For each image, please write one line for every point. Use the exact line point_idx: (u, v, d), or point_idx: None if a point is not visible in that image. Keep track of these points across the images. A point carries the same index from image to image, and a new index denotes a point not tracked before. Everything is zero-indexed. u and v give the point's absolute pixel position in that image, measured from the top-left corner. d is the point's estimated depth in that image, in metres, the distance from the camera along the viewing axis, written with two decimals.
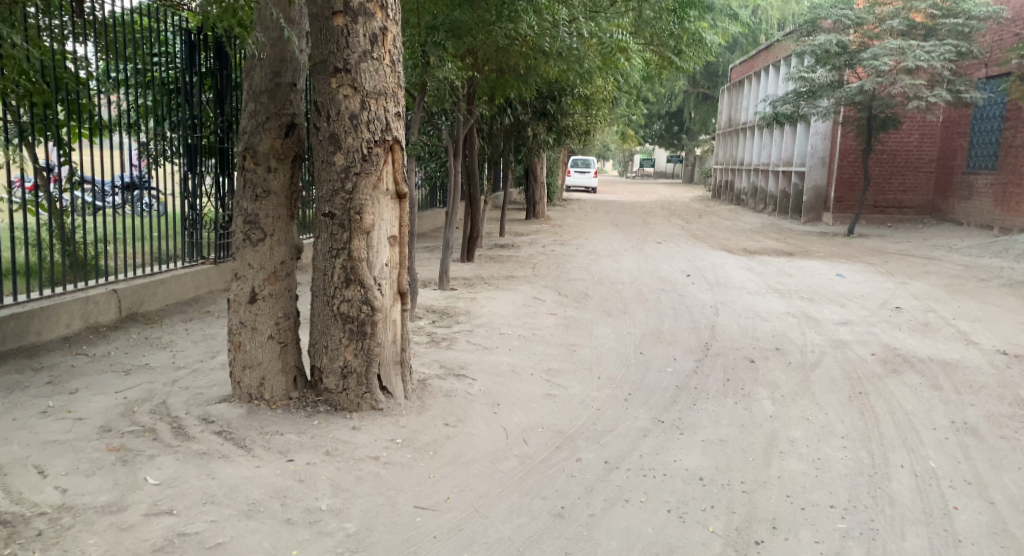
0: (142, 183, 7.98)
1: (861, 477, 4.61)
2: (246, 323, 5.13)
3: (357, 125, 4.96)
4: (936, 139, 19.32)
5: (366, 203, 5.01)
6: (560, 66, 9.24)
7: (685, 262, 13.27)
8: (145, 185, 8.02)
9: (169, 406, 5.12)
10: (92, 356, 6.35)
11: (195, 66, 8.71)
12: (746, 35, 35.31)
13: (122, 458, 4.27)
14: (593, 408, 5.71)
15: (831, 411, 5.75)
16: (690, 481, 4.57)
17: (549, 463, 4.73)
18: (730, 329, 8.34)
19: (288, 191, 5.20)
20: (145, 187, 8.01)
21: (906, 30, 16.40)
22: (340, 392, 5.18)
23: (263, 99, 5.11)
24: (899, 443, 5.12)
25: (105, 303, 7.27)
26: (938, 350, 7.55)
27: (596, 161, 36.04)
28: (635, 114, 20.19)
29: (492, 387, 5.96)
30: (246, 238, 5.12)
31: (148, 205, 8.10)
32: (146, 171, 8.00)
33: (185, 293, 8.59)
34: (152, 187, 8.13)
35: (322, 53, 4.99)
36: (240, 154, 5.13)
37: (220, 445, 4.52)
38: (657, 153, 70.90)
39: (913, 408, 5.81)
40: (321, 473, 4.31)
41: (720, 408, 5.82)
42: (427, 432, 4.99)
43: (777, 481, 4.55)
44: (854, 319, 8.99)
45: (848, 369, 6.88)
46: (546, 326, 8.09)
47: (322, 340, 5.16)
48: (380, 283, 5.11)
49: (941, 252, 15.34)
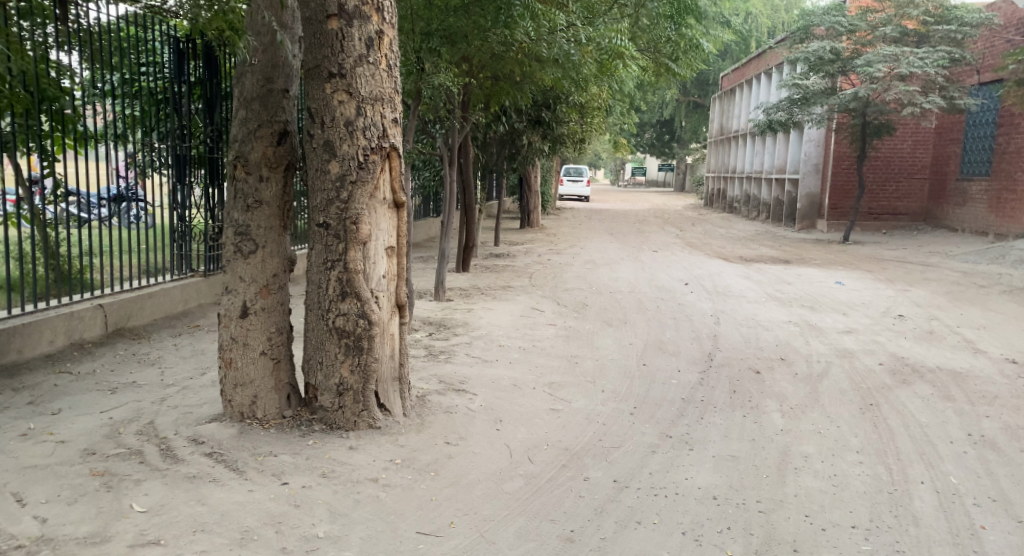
0: (128, 194, 7.76)
1: (882, 495, 4.42)
2: (237, 339, 4.92)
3: (352, 132, 4.77)
4: (929, 146, 19.25)
5: (362, 212, 4.81)
6: (556, 73, 9.13)
7: (683, 271, 13.10)
8: (132, 197, 7.83)
9: (157, 426, 4.90)
10: (77, 375, 6.11)
11: (184, 75, 8.52)
12: (739, 43, 35.27)
13: (106, 484, 4.04)
14: (599, 424, 5.51)
15: (843, 424, 5.57)
16: (703, 500, 4.37)
17: (556, 483, 4.53)
18: (733, 339, 8.16)
19: (281, 200, 5.01)
20: (131, 198, 7.79)
21: (899, 38, 16.25)
22: (336, 410, 4.97)
23: (255, 106, 4.93)
24: (917, 458, 4.94)
25: (91, 319, 7.03)
26: (946, 359, 7.39)
27: (587, 169, 35.80)
28: (628, 123, 20.08)
29: (494, 402, 5.76)
30: (237, 250, 4.92)
31: (135, 217, 7.91)
32: (134, 182, 7.82)
33: (175, 307, 8.36)
34: (139, 199, 7.94)
35: (315, 58, 4.80)
36: (230, 163, 4.95)
37: (211, 468, 4.30)
38: (648, 163, 71.03)
39: (928, 420, 5.63)
40: (317, 496, 4.10)
41: (729, 421, 5.64)
42: (428, 451, 4.78)
43: (794, 499, 4.37)
44: (858, 328, 8.82)
45: (857, 380, 6.70)
46: (545, 338, 7.89)
47: (317, 356, 4.95)
48: (377, 296, 4.91)
49: (938, 258, 15.22)
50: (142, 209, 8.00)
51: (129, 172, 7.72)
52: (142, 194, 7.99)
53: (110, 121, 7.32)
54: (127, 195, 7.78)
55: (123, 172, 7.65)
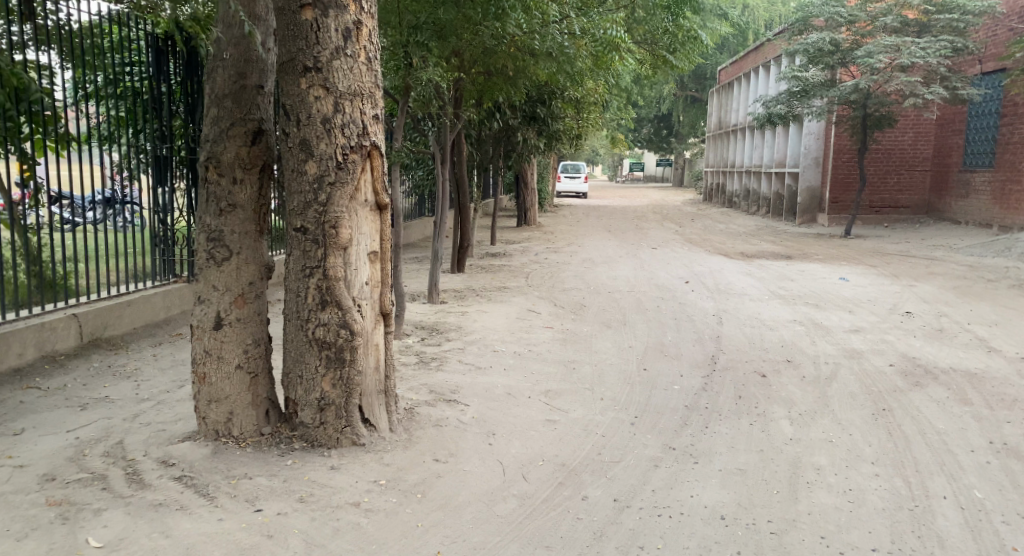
0: (120, 198, 7.68)
1: (902, 512, 4.13)
2: (211, 352, 4.60)
3: (330, 130, 4.46)
4: (931, 137, 18.93)
5: (343, 215, 4.50)
6: (551, 68, 8.74)
7: (683, 268, 12.79)
8: (124, 200, 7.72)
9: (125, 447, 4.63)
10: (45, 390, 5.80)
11: (163, 74, 8.19)
12: (735, 35, 34.95)
13: (62, 515, 3.76)
14: (599, 435, 5.21)
15: (856, 432, 5.26)
16: (710, 520, 4.07)
17: (552, 504, 4.24)
18: (737, 340, 7.86)
19: (256, 203, 4.70)
20: (123, 201, 7.71)
21: (900, 28, 15.87)
22: (317, 426, 4.66)
23: (227, 103, 4.62)
24: (937, 469, 4.64)
25: (64, 329, 6.70)
26: (959, 359, 7.08)
27: (585, 165, 35.42)
28: (625, 119, 19.74)
29: (487, 413, 5.45)
30: (210, 257, 4.60)
31: (127, 220, 7.79)
32: (125, 184, 7.70)
33: (157, 314, 8.01)
34: (128, 201, 7.81)
35: (288, 51, 4.48)
36: (202, 165, 4.63)
37: (179, 494, 4.02)
38: (647, 158, 70.80)
39: (945, 427, 5.33)
40: (292, 525, 3.82)
41: (735, 430, 5.33)
42: (415, 470, 4.48)
43: (807, 518, 4.07)
44: (866, 327, 8.50)
45: (867, 382, 6.40)
46: (542, 342, 7.57)
47: (296, 370, 4.63)
48: (360, 304, 4.60)
49: (943, 252, 14.90)
50: (136, 212, 7.91)
51: (117, 175, 7.58)
52: (135, 196, 7.89)
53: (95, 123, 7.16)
54: (117, 199, 7.62)
55: (114, 175, 7.53)
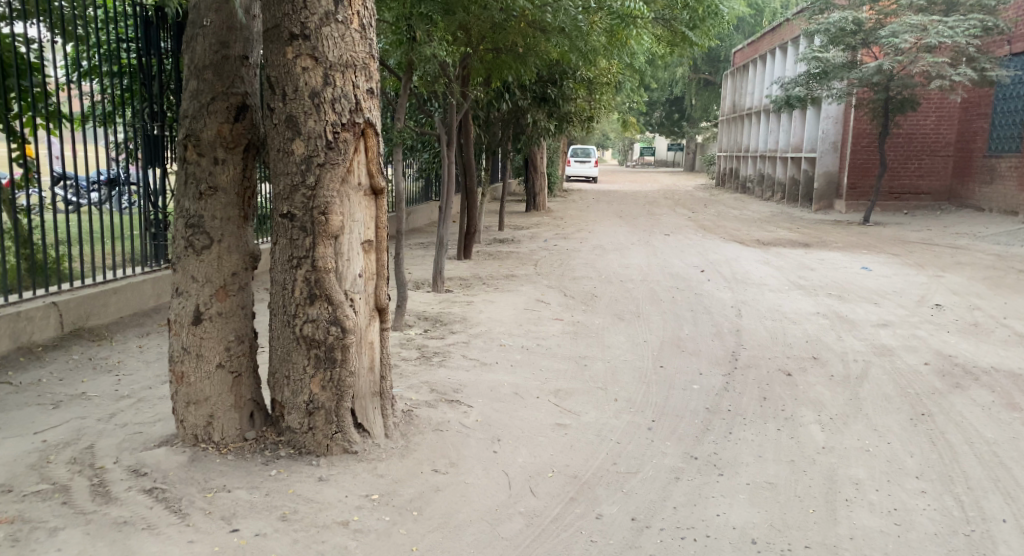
0: (122, 179, 7.47)
1: (957, 539, 3.68)
2: (190, 349, 4.16)
3: (319, 105, 4.00)
4: (954, 121, 18.31)
5: (333, 200, 4.05)
6: (563, 44, 8.23)
7: (697, 256, 12.33)
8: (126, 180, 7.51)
9: (96, 452, 4.24)
10: (17, 386, 5.40)
11: (155, 47, 7.64)
12: (752, 15, 34.36)
13: (12, 536, 3.42)
14: (613, 442, 4.77)
15: (895, 440, 4.81)
16: (740, 545, 3.63)
17: (562, 523, 3.81)
18: (758, 334, 7.40)
19: (239, 186, 4.25)
20: (124, 183, 7.48)
21: (926, 6, 15.16)
22: (306, 432, 4.22)
23: (207, 75, 4.16)
24: (991, 487, 4.18)
25: (42, 319, 6.27)
26: (1001, 358, 6.59)
27: (596, 150, 34.98)
28: (637, 99, 19.17)
29: (491, 416, 5.02)
30: (189, 246, 4.16)
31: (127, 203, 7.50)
32: (127, 165, 7.48)
33: (145, 302, 7.51)
34: (127, 181, 7.50)
35: (274, 17, 4.04)
36: (180, 144, 4.20)
37: (148, 510, 3.65)
38: (659, 143, 70.16)
39: (995, 437, 4.86)
40: (271, 549, 3.45)
41: (761, 437, 4.89)
42: (411, 483, 4.07)
43: (849, 545, 3.63)
44: (895, 320, 8.02)
45: (902, 383, 5.92)
46: (551, 336, 7.13)
47: (283, 369, 4.19)
48: (353, 298, 4.15)
49: (968, 240, 14.34)
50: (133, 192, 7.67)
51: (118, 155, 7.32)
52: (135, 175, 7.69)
53: (91, 101, 6.81)
54: (120, 179, 7.42)
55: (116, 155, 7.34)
